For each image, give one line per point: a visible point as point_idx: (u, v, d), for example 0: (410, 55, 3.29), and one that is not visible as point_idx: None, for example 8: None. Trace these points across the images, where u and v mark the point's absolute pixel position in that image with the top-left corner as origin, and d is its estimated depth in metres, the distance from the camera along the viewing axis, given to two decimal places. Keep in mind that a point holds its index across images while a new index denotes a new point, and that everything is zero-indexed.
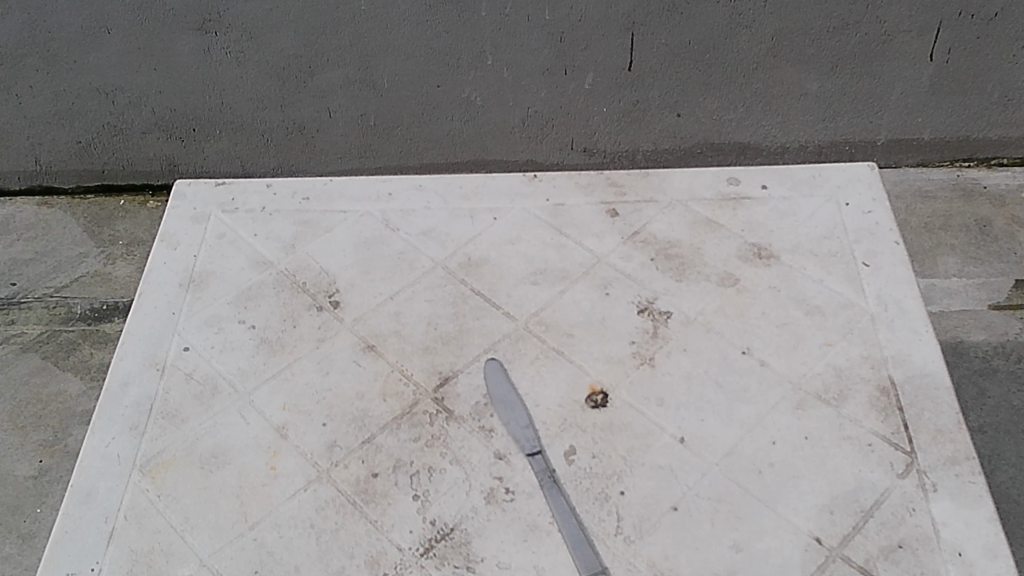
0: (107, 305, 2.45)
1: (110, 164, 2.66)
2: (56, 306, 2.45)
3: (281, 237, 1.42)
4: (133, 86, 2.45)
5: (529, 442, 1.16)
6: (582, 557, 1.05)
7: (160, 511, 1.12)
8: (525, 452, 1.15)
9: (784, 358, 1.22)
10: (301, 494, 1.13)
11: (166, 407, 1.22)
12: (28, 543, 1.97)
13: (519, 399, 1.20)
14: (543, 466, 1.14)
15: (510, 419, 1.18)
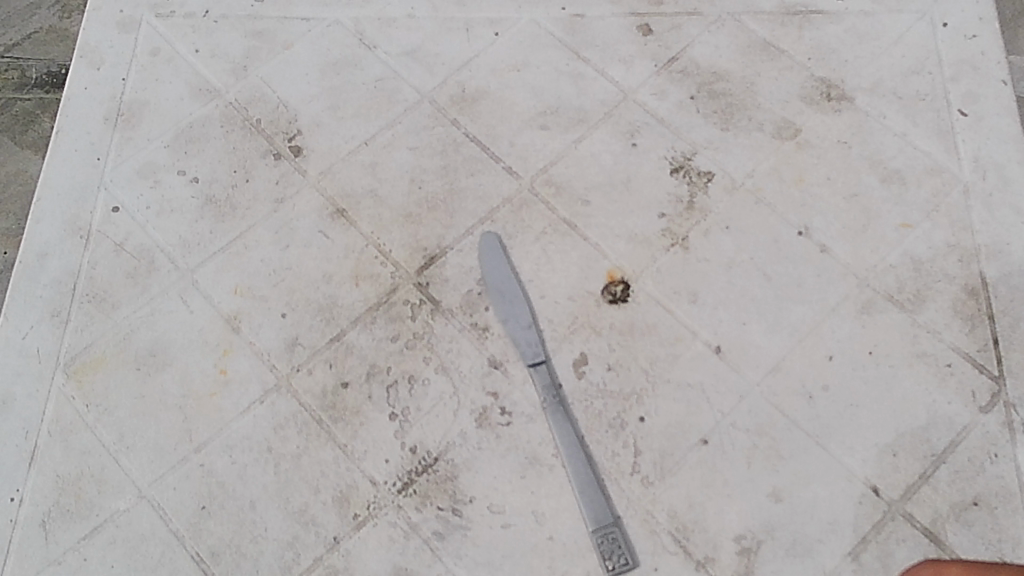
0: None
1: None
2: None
3: (229, 55, 1.13)
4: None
5: (534, 347, 0.94)
6: (590, 507, 0.88)
7: (89, 427, 0.95)
8: (528, 361, 0.94)
9: (851, 243, 0.98)
10: (257, 408, 0.95)
11: (93, 288, 1.01)
12: None
13: (519, 289, 0.97)
14: (546, 380, 0.93)
15: (509, 315, 0.96)
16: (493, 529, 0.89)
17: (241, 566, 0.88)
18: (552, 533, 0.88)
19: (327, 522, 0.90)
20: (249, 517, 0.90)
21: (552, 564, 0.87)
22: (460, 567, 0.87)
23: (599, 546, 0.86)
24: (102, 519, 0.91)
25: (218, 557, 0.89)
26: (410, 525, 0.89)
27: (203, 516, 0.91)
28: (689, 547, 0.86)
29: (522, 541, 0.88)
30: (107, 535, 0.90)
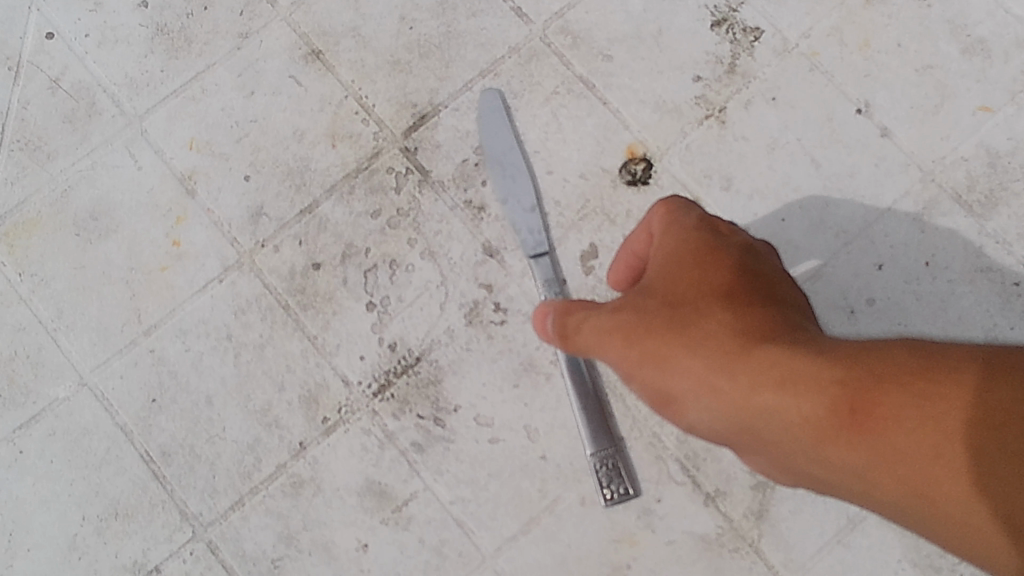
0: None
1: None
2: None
3: None
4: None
5: (536, 233, 0.80)
6: (592, 425, 0.75)
7: (23, 300, 0.83)
8: (529, 250, 0.79)
9: (918, 127, 0.83)
10: (215, 289, 0.83)
11: (24, 133, 0.86)
12: None
13: (520, 160, 0.82)
14: (547, 275, 0.79)
15: (509, 193, 0.81)
16: (479, 444, 0.78)
17: (195, 469, 0.79)
18: (545, 453, 0.78)
19: (292, 424, 0.79)
20: (204, 415, 0.80)
21: (544, 488, 0.77)
22: (440, 484, 0.78)
23: (598, 470, 0.75)
24: (39, 407, 0.80)
25: (169, 457, 0.79)
26: (386, 433, 0.79)
27: (153, 410, 0.80)
28: (699, 478, 0.76)
29: (511, 459, 0.78)
30: (45, 427, 0.80)
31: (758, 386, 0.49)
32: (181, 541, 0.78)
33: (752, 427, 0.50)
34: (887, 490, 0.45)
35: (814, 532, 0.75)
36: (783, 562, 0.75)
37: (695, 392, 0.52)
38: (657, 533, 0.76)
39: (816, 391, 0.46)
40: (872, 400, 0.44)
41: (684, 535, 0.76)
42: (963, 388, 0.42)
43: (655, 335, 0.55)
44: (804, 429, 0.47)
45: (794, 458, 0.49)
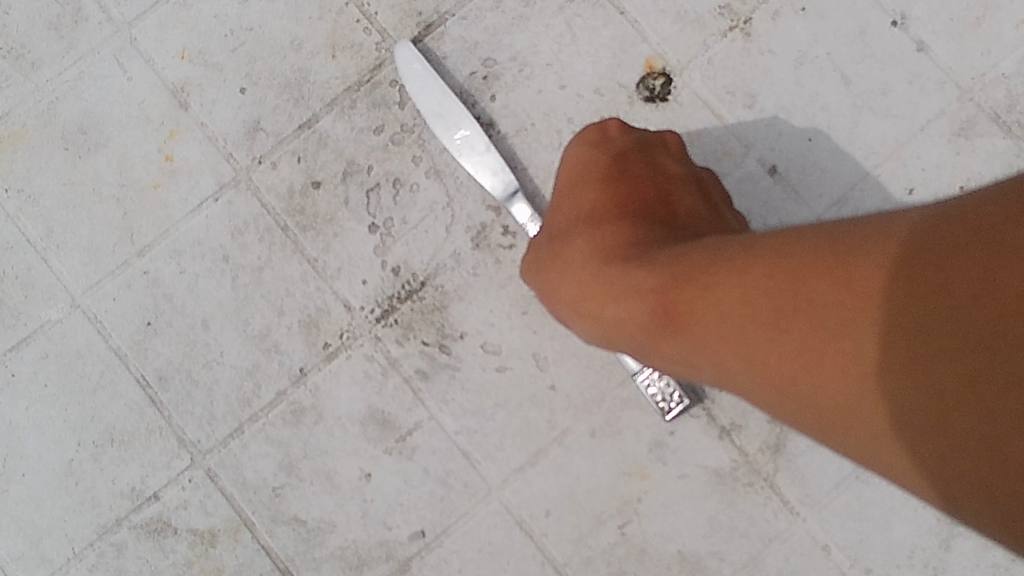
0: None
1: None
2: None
3: None
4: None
5: (494, 180, 0.74)
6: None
7: (10, 217, 0.79)
8: (501, 202, 0.74)
9: (957, 41, 0.77)
10: (210, 207, 0.79)
11: (6, 40, 0.81)
12: None
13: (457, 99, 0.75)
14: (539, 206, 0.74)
15: (458, 143, 0.75)
16: (486, 372, 0.75)
17: (192, 395, 0.76)
18: (554, 382, 0.75)
19: (292, 350, 0.76)
20: (201, 339, 0.77)
21: (553, 418, 0.74)
22: (445, 414, 0.75)
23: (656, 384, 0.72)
24: (30, 329, 0.78)
25: (166, 382, 0.77)
26: (389, 361, 0.76)
27: (149, 333, 0.77)
28: (714, 411, 0.73)
29: (519, 388, 0.75)
30: (37, 350, 0.78)
31: (610, 294, 0.59)
32: (179, 468, 0.76)
33: (619, 331, 0.60)
34: (704, 366, 0.54)
35: (832, 467, 0.72)
36: (799, 498, 0.72)
37: (581, 307, 0.63)
38: (668, 466, 0.73)
39: (643, 292, 0.57)
40: (680, 294, 0.54)
41: (697, 469, 0.73)
42: (732, 275, 0.51)
43: (558, 262, 0.65)
44: (639, 326, 0.57)
45: (650, 352, 0.59)
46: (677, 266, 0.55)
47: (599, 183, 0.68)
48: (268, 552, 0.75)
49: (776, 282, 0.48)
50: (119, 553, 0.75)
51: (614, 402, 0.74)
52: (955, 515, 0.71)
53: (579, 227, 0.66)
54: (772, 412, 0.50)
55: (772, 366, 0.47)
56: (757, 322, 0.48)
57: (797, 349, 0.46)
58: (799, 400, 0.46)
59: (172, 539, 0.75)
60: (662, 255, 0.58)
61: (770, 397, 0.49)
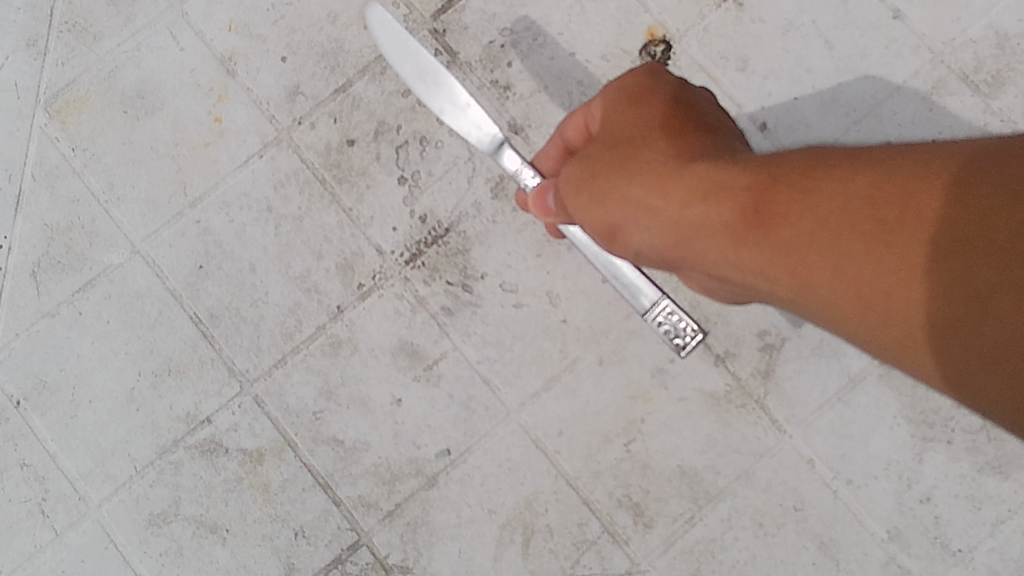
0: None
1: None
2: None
3: None
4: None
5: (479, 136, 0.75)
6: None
7: (76, 173, 0.88)
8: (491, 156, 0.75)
9: (930, 11, 0.86)
10: (256, 164, 0.88)
11: (72, 15, 0.90)
12: None
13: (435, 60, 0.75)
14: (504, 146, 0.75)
15: (439, 101, 0.75)
16: (504, 308, 0.84)
17: (241, 330, 0.85)
18: (566, 317, 0.83)
19: (330, 289, 0.85)
20: (248, 281, 0.86)
21: (564, 348, 0.83)
22: (467, 345, 0.84)
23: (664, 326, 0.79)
24: (95, 273, 0.87)
25: (217, 319, 0.85)
26: (417, 299, 0.84)
27: (201, 276, 0.86)
28: (710, 341, 0.81)
29: (534, 322, 0.83)
30: (101, 291, 0.86)
31: (673, 195, 0.51)
32: (229, 395, 0.84)
33: (667, 234, 0.52)
34: (766, 274, 0.46)
35: (816, 390, 0.80)
36: (787, 418, 0.80)
37: (630, 212, 0.54)
38: (669, 390, 0.81)
39: (721, 198, 0.48)
40: (769, 203, 0.46)
41: (695, 392, 0.81)
42: (829, 180, 0.43)
43: (609, 174, 0.56)
44: (696, 237, 0.50)
45: (706, 269, 0.52)
46: (764, 176, 0.47)
47: (668, 110, 0.58)
48: (310, 468, 0.83)
49: (885, 190, 0.40)
50: (177, 470, 0.84)
51: (620, 334, 0.82)
52: (928, 432, 0.79)
53: (643, 139, 0.56)
54: (827, 322, 0.44)
55: (852, 261, 0.40)
56: (853, 229, 0.41)
57: (891, 255, 0.39)
58: (882, 297, 0.40)
59: (224, 458, 0.84)
60: (740, 161, 0.50)
61: (847, 315, 0.42)
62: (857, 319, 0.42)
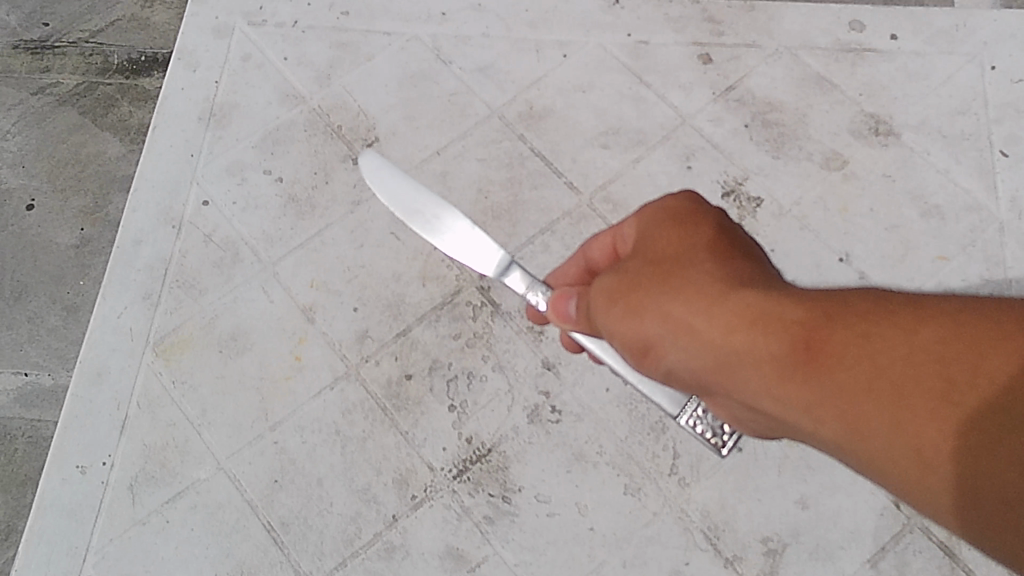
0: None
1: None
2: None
3: (315, 63, 1.21)
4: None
5: (489, 256, 0.77)
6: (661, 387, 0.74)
7: (174, 401, 1.04)
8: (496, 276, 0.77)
9: (889, 272, 1.04)
10: (327, 394, 1.03)
11: (183, 275, 1.10)
12: None
13: (434, 194, 0.78)
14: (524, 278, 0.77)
15: (448, 233, 0.77)
16: (539, 516, 0.96)
17: (307, 536, 0.97)
18: (593, 524, 0.95)
19: (387, 500, 0.98)
20: (316, 493, 0.99)
21: (592, 552, 0.94)
22: (506, 550, 0.95)
23: (695, 425, 0.74)
24: (183, 485, 1.00)
25: (287, 526, 0.98)
26: (463, 509, 0.97)
27: (275, 488, 0.99)
28: (719, 545, 0.94)
29: (565, 529, 0.95)
30: (187, 502, 0.99)
31: (721, 321, 0.57)
32: None
33: (708, 356, 0.58)
34: (811, 404, 0.53)
35: None
36: None
37: (670, 329, 0.60)
38: None
39: (773, 330, 0.54)
40: (831, 340, 0.52)
41: None
42: (899, 327, 0.50)
43: (648, 289, 0.61)
44: (745, 363, 0.56)
45: (737, 390, 0.59)
46: (827, 318, 0.53)
47: (709, 230, 0.63)
48: None
49: (947, 349, 0.47)
50: None
51: (640, 539, 0.95)
52: None
53: (684, 254, 0.61)
54: (847, 450, 0.52)
55: (908, 411, 0.48)
56: (913, 383, 0.48)
57: (938, 414, 0.47)
58: (918, 442, 0.48)
59: None
60: (788, 292, 0.56)
61: (888, 447, 0.49)
62: (889, 454, 0.49)
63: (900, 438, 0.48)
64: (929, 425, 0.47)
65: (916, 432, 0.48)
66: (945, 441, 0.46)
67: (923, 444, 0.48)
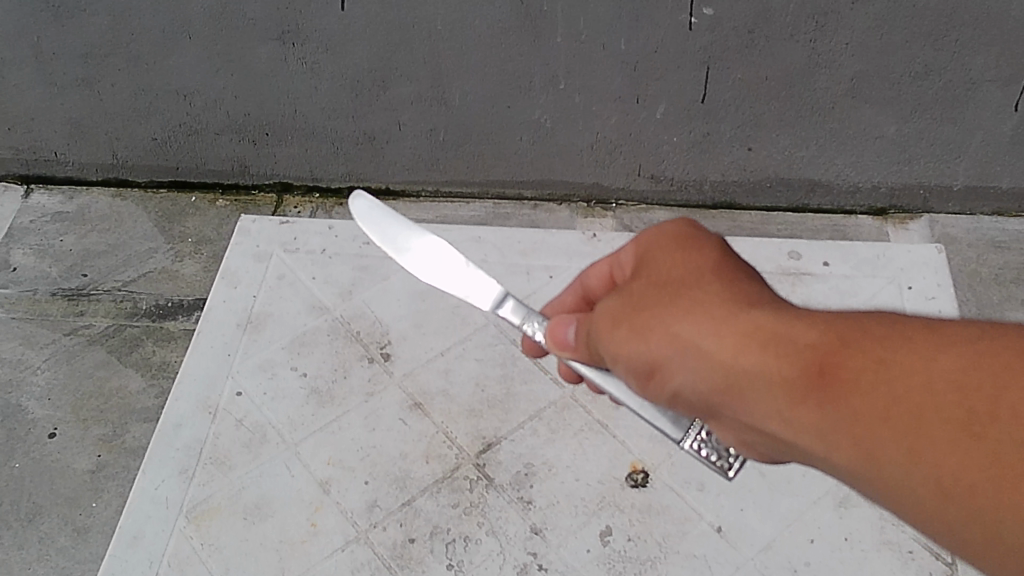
0: (171, 303, 1.76)
1: (60, 152, 1.93)
2: (122, 299, 1.76)
3: (339, 282, 1.43)
4: (50, 36, 1.68)
5: (485, 290, 0.88)
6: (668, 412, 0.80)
7: (202, 561, 1.16)
8: (490, 310, 0.86)
9: None
10: (339, 554, 1.16)
11: (216, 453, 1.25)
12: (57, 358, 1.66)
13: (425, 235, 0.94)
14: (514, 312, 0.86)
15: (446, 266, 0.91)
16: None
17: None
18: None
19: None
20: None
21: None
22: None
23: (699, 447, 0.79)
24: None
25: None
26: None
27: None
28: None
29: None
30: None
31: (743, 346, 0.68)
32: None
33: (723, 379, 0.69)
34: (820, 420, 0.64)
35: None
36: None
37: (689, 357, 0.70)
38: None
39: (793, 354, 0.65)
40: (849, 362, 0.63)
41: None
42: (915, 358, 0.61)
43: (669, 317, 0.71)
44: (764, 387, 0.67)
45: (746, 415, 0.70)
46: (846, 342, 0.64)
47: (717, 268, 0.74)
48: None
49: (960, 380, 0.59)
50: None
51: None
52: None
53: (698, 287, 0.72)
54: (852, 464, 0.64)
55: (921, 431, 0.59)
56: (932, 408, 0.59)
57: (953, 440, 0.58)
58: (928, 459, 0.59)
59: None
60: (800, 318, 0.67)
61: (897, 461, 0.61)
62: (894, 466, 0.61)
63: (912, 453, 0.60)
64: (945, 450, 0.58)
65: (929, 454, 0.59)
66: (958, 465, 0.57)
67: (934, 466, 0.59)
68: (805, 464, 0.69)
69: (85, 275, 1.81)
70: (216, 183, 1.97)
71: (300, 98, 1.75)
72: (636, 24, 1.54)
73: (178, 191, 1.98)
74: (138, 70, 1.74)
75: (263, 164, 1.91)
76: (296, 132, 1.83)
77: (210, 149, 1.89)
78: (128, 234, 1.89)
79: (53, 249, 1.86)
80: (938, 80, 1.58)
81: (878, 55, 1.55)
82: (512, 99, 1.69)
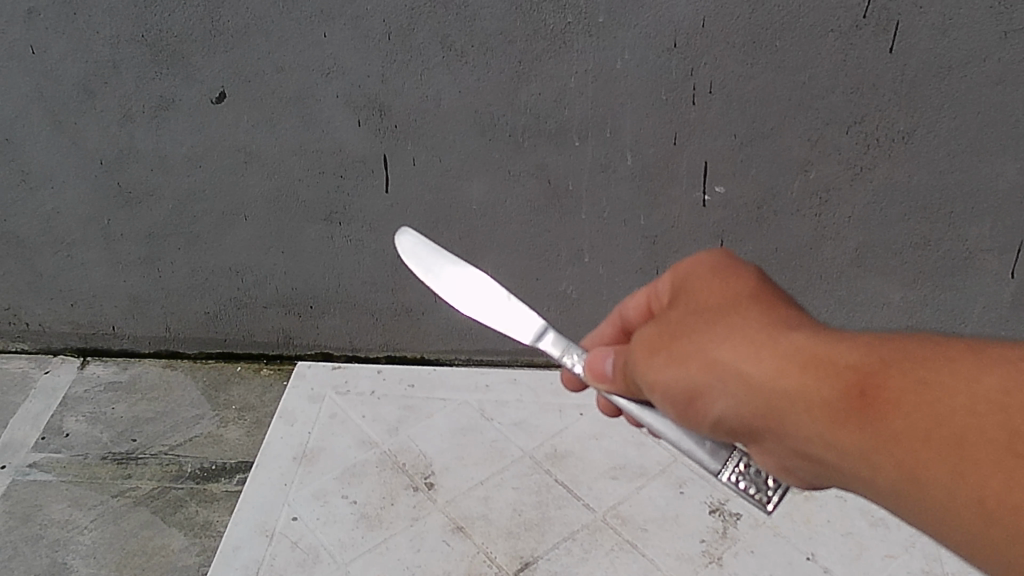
0: (214, 466, 1.84)
1: (118, 326, 2.09)
2: (168, 462, 1.84)
3: (387, 420, 1.59)
4: (121, 219, 1.88)
5: (528, 322, 0.99)
6: (705, 445, 0.90)
7: None
8: (533, 341, 0.98)
9: (850, 569, 1.31)
10: None
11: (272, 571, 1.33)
12: (101, 517, 1.72)
13: (468, 267, 1.05)
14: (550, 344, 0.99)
15: (491, 296, 1.02)
16: None
17: None
18: None
19: None
20: None
21: None
22: None
23: (737, 479, 0.89)
24: None
25: None
26: None
27: None
28: None
29: None
30: None
31: (786, 372, 0.76)
32: None
33: (768, 402, 0.78)
34: (859, 436, 0.72)
35: None
36: None
37: (736, 383, 0.79)
38: None
39: (832, 377, 0.73)
40: (888, 382, 0.71)
41: None
42: (958, 380, 0.69)
43: (716, 345, 0.81)
44: (806, 408, 0.75)
45: (791, 436, 0.78)
46: (886, 363, 0.72)
47: (761, 301, 0.83)
48: None
49: (1005, 403, 0.66)
50: None
51: None
52: None
53: (744, 319, 0.81)
54: (886, 479, 0.71)
55: (965, 452, 0.66)
56: (976, 431, 0.66)
57: (999, 462, 0.64)
58: (972, 480, 0.66)
59: None
60: (839, 340, 0.75)
61: (938, 477, 0.67)
62: (933, 484, 0.68)
63: (955, 472, 0.67)
64: (992, 474, 0.64)
65: (973, 474, 0.66)
66: (1001, 487, 0.64)
67: (979, 487, 0.65)
68: (843, 479, 0.77)
69: (134, 440, 1.90)
70: (260, 354, 2.12)
71: (346, 274, 1.93)
72: (654, 202, 1.72)
73: (225, 362, 2.13)
74: (197, 250, 1.92)
75: (305, 336, 2.07)
76: (339, 305, 2.00)
77: (258, 322, 2.05)
78: (176, 403, 2.01)
79: (105, 417, 1.97)
80: (939, 250, 1.73)
81: (878, 228, 1.71)
82: (542, 272, 1.86)
